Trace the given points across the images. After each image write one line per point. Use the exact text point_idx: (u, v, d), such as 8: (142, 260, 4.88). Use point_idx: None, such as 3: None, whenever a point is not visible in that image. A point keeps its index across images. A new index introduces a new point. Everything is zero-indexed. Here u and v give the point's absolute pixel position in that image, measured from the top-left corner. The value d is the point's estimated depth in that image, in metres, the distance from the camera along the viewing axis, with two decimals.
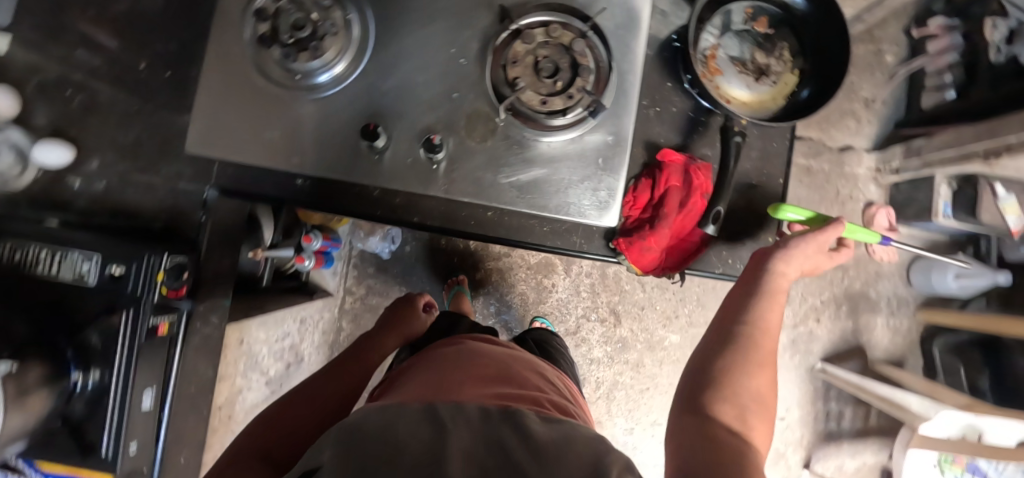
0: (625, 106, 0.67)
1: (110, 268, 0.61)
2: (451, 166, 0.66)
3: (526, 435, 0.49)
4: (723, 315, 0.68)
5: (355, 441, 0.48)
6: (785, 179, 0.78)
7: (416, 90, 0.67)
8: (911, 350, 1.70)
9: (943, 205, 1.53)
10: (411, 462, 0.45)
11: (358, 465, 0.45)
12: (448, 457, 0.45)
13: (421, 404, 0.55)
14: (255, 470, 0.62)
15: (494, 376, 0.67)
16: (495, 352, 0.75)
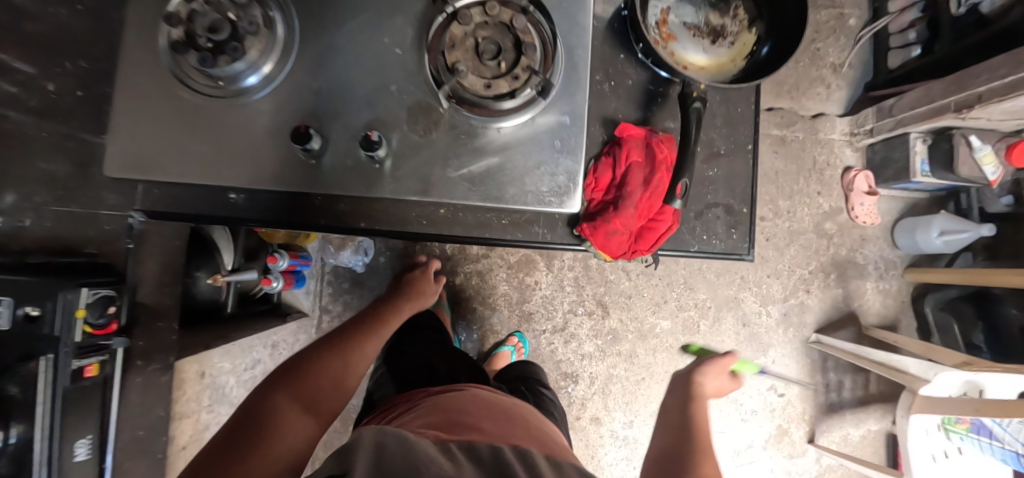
0: (576, 83, 0.63)
1: (22, 310, 0.57)
2: (395, 163, 0.61)
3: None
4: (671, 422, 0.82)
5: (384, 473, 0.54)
6: (754, 144, 0.75)
7: (350, 86, 0.62)
8: (903, 311, 1.68)
9: (920, 162, 1.51)
10: None
11: None
12: None
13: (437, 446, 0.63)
14: (304, 418, 0.72)
15: (499, 427, 0.73)
16: (493, 403, 0.82)
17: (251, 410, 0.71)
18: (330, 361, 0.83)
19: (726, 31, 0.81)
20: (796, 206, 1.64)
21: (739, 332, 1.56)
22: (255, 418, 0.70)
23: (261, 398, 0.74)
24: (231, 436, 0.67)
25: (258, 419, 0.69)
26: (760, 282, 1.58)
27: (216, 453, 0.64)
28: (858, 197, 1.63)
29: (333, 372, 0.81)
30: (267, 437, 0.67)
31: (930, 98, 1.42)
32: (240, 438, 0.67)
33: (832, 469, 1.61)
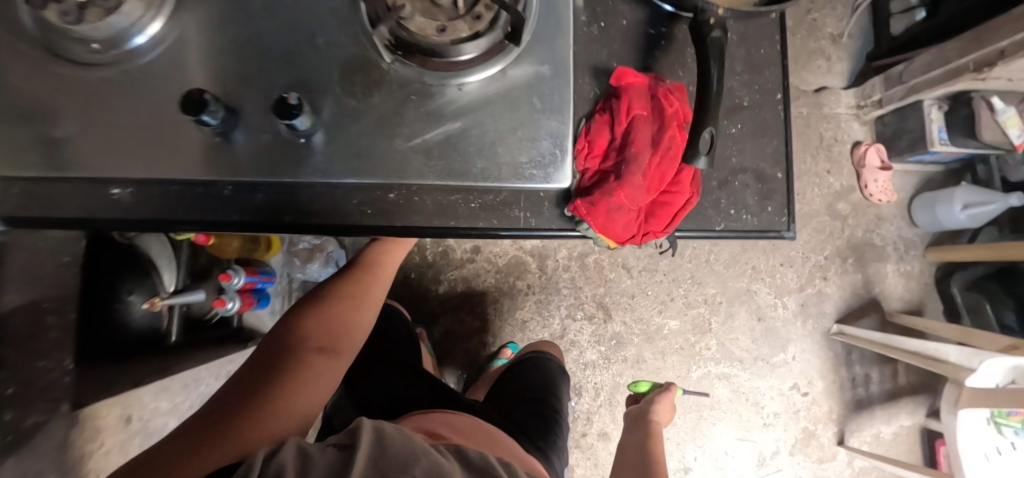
0: (557, 26, 0.49)
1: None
2: (326, 138, 0.47)
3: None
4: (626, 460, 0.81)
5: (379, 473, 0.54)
6: (782, 92, 0.62)
7: (264, 42, 0.48)
8: (927, 294, 1.55)
9: (938, 130, 1.39)
10: None
11: None
12: None
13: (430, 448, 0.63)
14: (313, 360, 0.75)
15: (489, 433, 0.76)
16: (481, 421, 0.82)
17: (268, 354, 0.76)
18: (336, 310, 0.83)
19: None
20: (805, 187, 1.51)
21: (755, 328, 1.42)
22: (269, 365, 0.73)
23: (275, 343, 0.78)
24: (248, 381, 0.71)
25: (272, 366, 0.73)
26: (773, 271, 1.44)
27: (233, 395, 0.68)
28: (871, 174, 1.51)
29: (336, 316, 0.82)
30: (281, 382, 0.70)
31: (944, 59, 1.30)
32: (247, 384, 0.71)
33: (865, 472, 1.47)
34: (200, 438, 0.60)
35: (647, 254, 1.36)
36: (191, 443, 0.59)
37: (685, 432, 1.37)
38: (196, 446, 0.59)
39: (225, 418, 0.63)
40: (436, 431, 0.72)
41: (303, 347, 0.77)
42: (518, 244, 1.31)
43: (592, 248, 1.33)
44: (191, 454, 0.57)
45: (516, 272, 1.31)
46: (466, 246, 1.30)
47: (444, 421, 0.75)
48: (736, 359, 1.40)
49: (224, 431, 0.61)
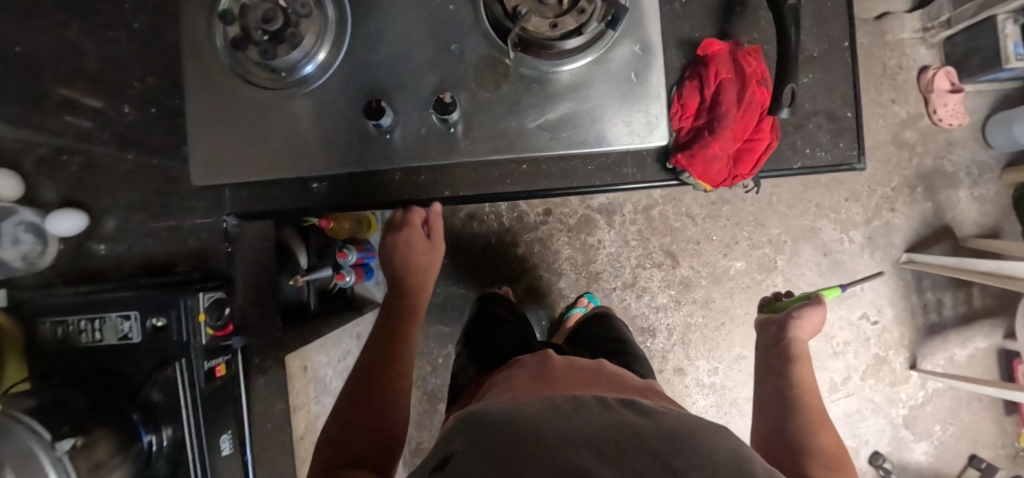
0: (653, 51, 0.58)
1: (62, 443, 0.45)
2: (468, 125, 0.59)
3: (652, 424, 0.43)
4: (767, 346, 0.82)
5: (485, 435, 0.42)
6: (816, 52, 0.60)
7: (407, 61, 0.60)
8: (1005, 216, 1.51)
9: (1012, 46, 1.32)
10: (550, 437, 0.39)
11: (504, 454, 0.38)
12: (584, 434, 0.40)
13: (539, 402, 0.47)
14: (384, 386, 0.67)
15: (584, 365, 0.64)
16: (580, 365, 0.63)
17: (359, 372, 0.69)
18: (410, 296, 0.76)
19: None
20: (868, 119, 1.50)
21: (822, 263, 1.47)
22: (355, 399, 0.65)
23: (373, 352, 0.72)
24: (342, 423, 0.63)
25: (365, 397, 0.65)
26: (837, 207, 1.48)
27: (355, 395, 0.66)
28: (939, 98, 1.47)
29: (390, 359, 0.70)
30: (405, 361, 0.72)
31: None
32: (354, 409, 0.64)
33: (940, 393, 1.51)
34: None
35: (709, 202, 1.44)
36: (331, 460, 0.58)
37: None
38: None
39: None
40: (536, 383, 0.56)
41: (397, 357, 0.71)
42: (585, 202, 1.44)
43: (656, 201, 1.44)
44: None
45: (586, 227, 1.44)
46: (539, 209, 1.44)
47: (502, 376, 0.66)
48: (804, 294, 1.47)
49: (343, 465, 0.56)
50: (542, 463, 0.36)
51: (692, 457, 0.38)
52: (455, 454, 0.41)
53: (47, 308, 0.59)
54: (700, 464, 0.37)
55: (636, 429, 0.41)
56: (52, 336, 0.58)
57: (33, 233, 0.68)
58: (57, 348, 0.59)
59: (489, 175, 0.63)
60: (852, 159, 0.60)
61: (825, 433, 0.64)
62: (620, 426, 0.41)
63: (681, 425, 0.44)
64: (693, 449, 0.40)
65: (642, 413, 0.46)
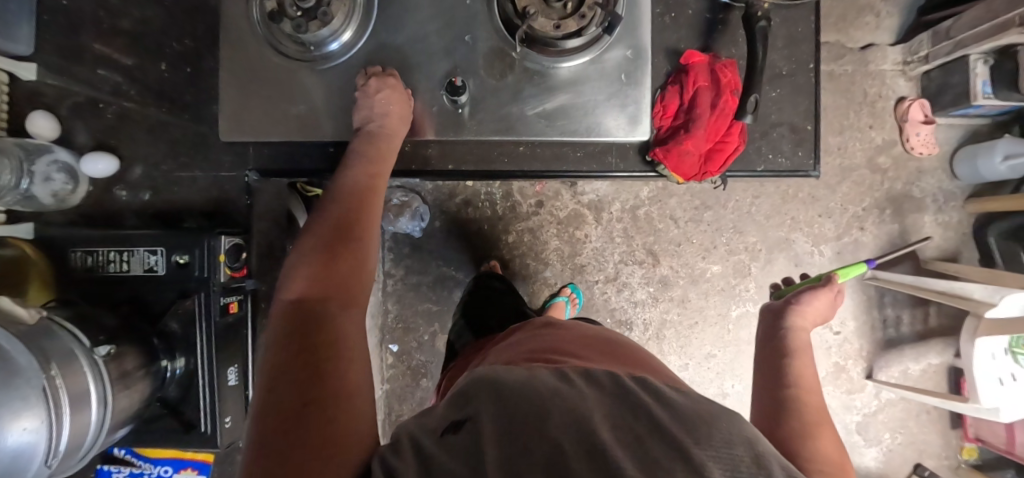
0: (643, 56, 0.66)
1: (99, 348, 0.52)
2: (475, 107, 0.66)
3: (661, 396, 0.40)
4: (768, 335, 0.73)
5: (499, 396, 0.39)
6: (786, 69, 0.68)
7: (425, 45, 0.67)
8: (964, 243, 1.62)
9: (981, 84, 1.42)
10: (565, 404, 0.36)
11: (511, 422, 0.35)
12: (593, 402, 0.38)
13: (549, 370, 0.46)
14: (332, 307, 0.49)
15: (593, 345, 0.63)
16: (580, 340, 0.63)
17: (314, 239, 0.55)
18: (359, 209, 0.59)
19: None
20: (846, 141, 1.60)
21: (792, 273, 1.57)
22: (313, 266, 0.52)
23: (304, 284, 0.51)
24: (299, 294, 0.50)
25: (325, 263, 0.53)
26: (811, 222, 1.57)
27: (293, 335, 0.46)
28: (913, 127, 1.57)
29: (332, 273, 0.52)
30: (355, 278, 0.53)
31: (992, 14, 1.31)
32: (291, 350, 0.45)
33: (892, 404, 1.61)
34: (293, 376, 0.42)
35: (692, 207, 1.53)
36: (285, 424, 0.39)
37: (725, 363, 1.56)
38: (311, 428, 0.38)
39: (281, 360, 0.44)
40: (544, 356, 0.56)
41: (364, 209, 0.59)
42: (576, 197, 1.52)
43: (643, 201, 1.52)
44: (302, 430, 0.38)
45: (575, 221, 1.52)
46: (532, 200, 1.52)
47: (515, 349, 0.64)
48: None
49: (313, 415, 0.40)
50: (560, 439, 0.32)
51: (710, 441, 0.34)
52: (469, 416, 0.38)
53: (78, 240, 0.65)
54: (717, 449, 0.33)
55: (650, 408, 0.37)
56: (81, 264, 0.64)
57: (66, 173, 0.73)
58: (85, 275, 0.64)
59: (489, 155, 0.71)
60: (807, 166, 0.69)
61: (822, 438, 0.54)
62: (637, 409, 0.37)
63: (698, 408, 0.40)
64: (709, 424, 0.37)
65: (657, 393, 0.41)
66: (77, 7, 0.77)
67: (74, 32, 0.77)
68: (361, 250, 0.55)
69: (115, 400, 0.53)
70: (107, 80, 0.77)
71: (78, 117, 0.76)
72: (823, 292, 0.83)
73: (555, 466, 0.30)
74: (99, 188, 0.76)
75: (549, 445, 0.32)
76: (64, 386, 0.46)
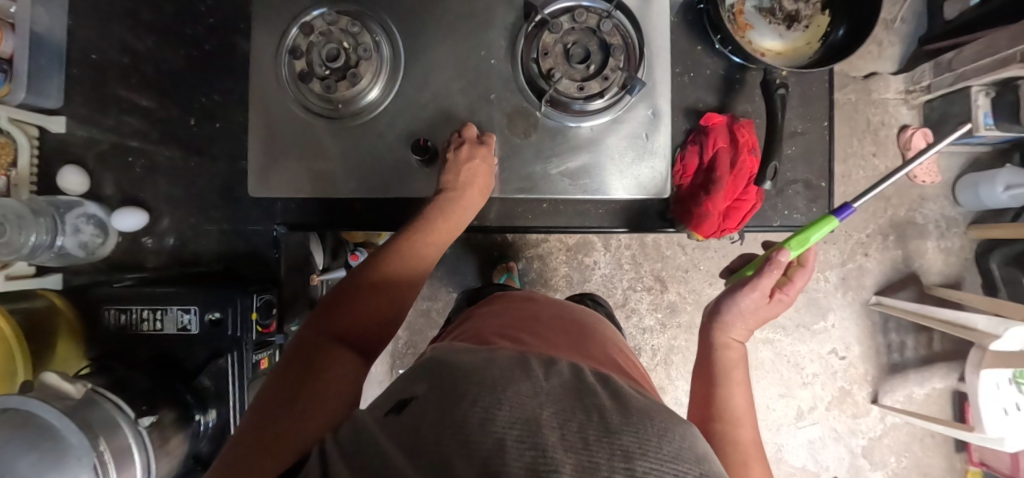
0: (663, 115, 0.68)
1: (143, 419, 0.54)
2: (500, 166, 0.68)
3: (619, 395, 0.40)
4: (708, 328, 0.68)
5: (454, 379, 0.38)
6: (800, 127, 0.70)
7: (450, 103, 0.69)
8: (966, 268, 1.64)
9: (983, 116, 1.45)
10: (514, 389, 0.35)
11: (453, 402, 0.34)
12: (545, 389, 0.37)
13: (512, 353, 0.46)
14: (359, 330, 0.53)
15: (558, 330, 0.63)
16: (538, 325, 0.63)
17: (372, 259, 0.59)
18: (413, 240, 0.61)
19: (799, 15, 0.68)
20: (850, 169, 1.62)
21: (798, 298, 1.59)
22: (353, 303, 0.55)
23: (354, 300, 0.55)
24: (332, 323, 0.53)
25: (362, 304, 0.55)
26: None
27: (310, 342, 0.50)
28: (916, 156, 1.60)
29: (373, 298, 0.55)
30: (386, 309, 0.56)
31: (993, 49, 1.34)
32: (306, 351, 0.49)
33: (897, 428, 1.63)
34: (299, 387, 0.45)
35: None
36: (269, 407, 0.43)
37: None
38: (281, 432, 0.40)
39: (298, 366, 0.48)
40: (510, 336, 0.58)
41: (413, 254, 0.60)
42: None
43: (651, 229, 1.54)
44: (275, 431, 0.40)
45: (584, 248, 1.54)
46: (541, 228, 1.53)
47: (484, 323, 0.65)
48: (779, 326, 1.59)
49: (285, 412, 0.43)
50: (494, 420, 0.31)
51: (658, 449, 0.31)
52: (415, 399, 0.37)
53: (112, 297, 0.68)
54: (662, 457, 0.30)
55: (602, 403, 0.36)
56: (115, 321, 0.67)
57: (96, 225, 0.75)
58: (119, 332, 0.68)
59: (513, 211, 0.73)
60: (822, 222, 0.71)
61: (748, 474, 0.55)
62: (587, 404, 0.35)
63: (652, 407, 0.39)
64: (652, 420, 0.35)
65: (617, 392, 0.41)
66: (108, 61, 0.79)
67: (104, 85, 0.79)
68: (392, 296, 0.57)
69: (156, 466, 0.55)
70: (136, 132, 0.79)
71: (106, 169, 0.78)
72: (753, 290, 0.64)
73: (474, 446, 0.28)
74: (128, 238, 0.78)
75: (481, 422, 0.30)
76: (113, 462, 0.49)
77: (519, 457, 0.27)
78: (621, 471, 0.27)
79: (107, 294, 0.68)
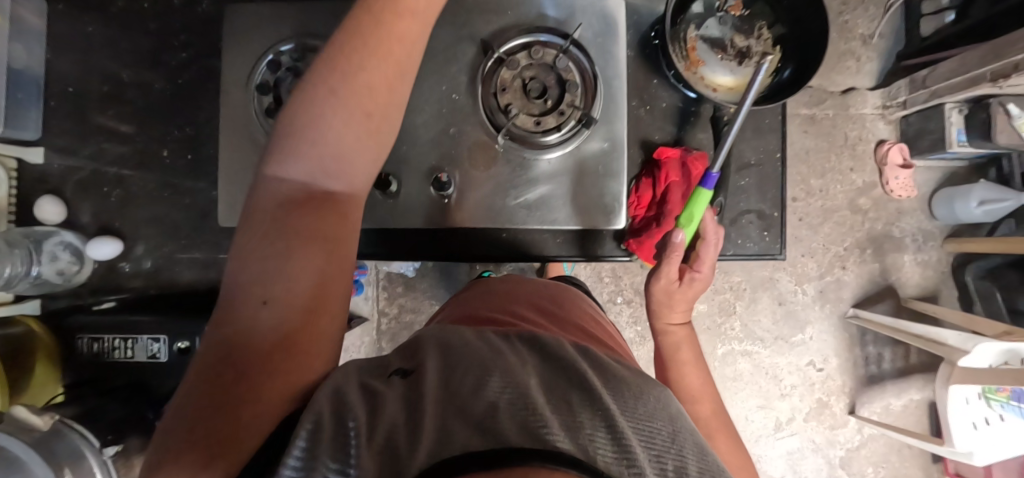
0: (619, 148, 0.70)
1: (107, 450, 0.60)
2: (460, 198, 0.70)
3: (604, 370, 0.46)
4: (657, 317, 0.72)
5: (454, 354, 0.44)
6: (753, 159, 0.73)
7: (414, 135, 0.71)
8: (943, 282, 1.66)
9: (956, 133, 1.48)
10: (507, 363, 0.41)
11: (456, 375, 0.40)
12: (534, 368, 0.43)
13: (501, 334, 0.51)
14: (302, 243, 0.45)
15: (533, 302, 0.69)
16: (522, 304, 0.67)
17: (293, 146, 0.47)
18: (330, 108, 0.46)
19: (751, 52, 0.70)
20: (828, 184, 1.64)
21: (776, 311, 1.61)
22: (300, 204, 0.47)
23: (287, 206, 0.47)
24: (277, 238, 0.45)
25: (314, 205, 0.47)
26: (795, 262, 1.62)
27: (250, 269, 0.44)
28: (891, 171, 1.61)
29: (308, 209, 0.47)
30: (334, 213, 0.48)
31: (965, 67, 1.37)
32: (245, 282, 0.44)
33: (874, 439, 1.65)
34: (263, 327, 0.42)
35: None
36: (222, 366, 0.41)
37: None
38: (246, 401, 0.39)
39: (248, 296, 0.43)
40: (500, 319, 0.61)
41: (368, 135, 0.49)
42: None
43: None
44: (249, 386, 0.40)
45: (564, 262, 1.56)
46: None
47: (473, 306, 0.68)
48: (758, 338, 1.61)
49: (236, 373, 0.40)
50: (494, 389, 0.36)
51: (633, 412, 0.38)
52: (418, 370, 0.43)
53: (87, 326, 0.72)
54: (636, 417, 0.37)
55: (586, 375, 0.42)
56: (90, 350, 0.71)
57: (72, 252, 0.78)
58: (93, 359, 0.72)
59: (471, 244, 0.76)
60: (774, 250, 0.73)
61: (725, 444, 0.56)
62: (573, 379, 0.41)
63: (633, 380, 0.45)
64: (636, 395, 0.41)
65: (599, 364, 0.47)
66: (86, 93, 0.81)
67: (82, 117, 0.81)
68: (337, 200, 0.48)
69: None
70: (111, 163, 0.81)
71: (83, 198, 0.80)
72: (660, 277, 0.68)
73: (479, 405, 0.34)
74: (103, 266, 0.81)
75: (478, 392, 0.36)
76: None
77: (513, 409, 0.33)
78: (601, 427, 0.33)
79: (85, 324, 0.72)
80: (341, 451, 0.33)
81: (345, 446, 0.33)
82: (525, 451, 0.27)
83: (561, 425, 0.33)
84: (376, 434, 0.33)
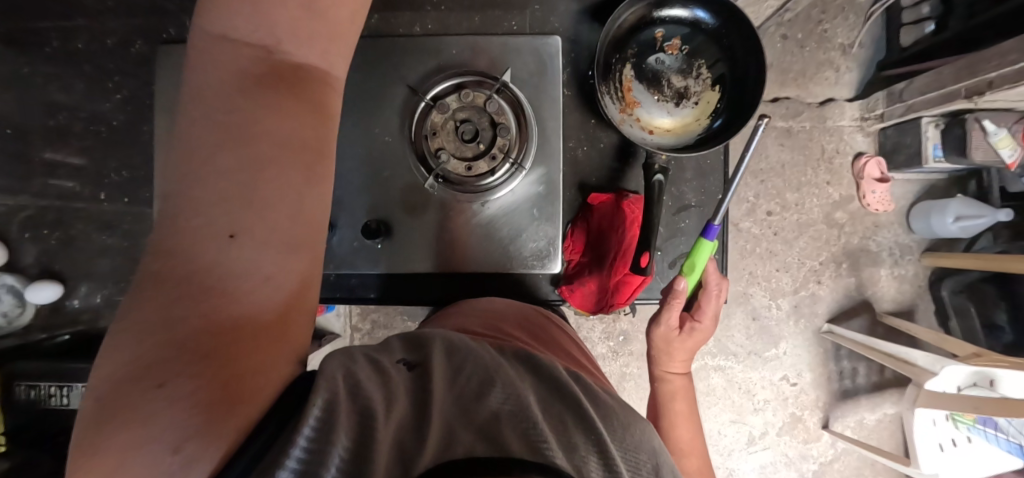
0: (554, 192, 0.69)
1: None
2: (394, 244, 0.70)
3: (592, 395, 0.44)
4: (656, 364, 0.80)
5: (460, 355, 0.42)
6: None
7: (348, 178, 0.70)
8: (920, 296, 1.55)
9: (932, 147, 1.37)
10: (506, 377, 0.40)
11: (462, 386, 0.37)
12: (530, 386, 0.41)
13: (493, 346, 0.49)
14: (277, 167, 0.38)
15: (517, 319, 0.63)
16: (507, 321, 0.62)
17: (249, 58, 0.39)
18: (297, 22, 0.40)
19: (688, 92, 0.71)
20: (803, 197, 1.54)
21: (750, 327, 1.58)
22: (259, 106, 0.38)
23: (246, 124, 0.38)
24: (246, 143, 0.37)
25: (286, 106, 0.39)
26: (769, 276, 1.56)
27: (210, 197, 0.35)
28: (869, 185, 1.50)
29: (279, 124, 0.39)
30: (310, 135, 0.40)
31: (940, 82, 1.25)
32: (202, 212, 0.35)
33: (848, 453, 1.63)
34: (247, 257, 0.35)
35: None
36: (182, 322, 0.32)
37: None
38: (237, 364, 0.32)
39: (206, 224, 0.35)
40: (490, 333, 0.56)
41: (337, 28, 0.43)
42: None
43: None
44: (246, 320, 0.34)
45: None
46: None
47: (458, 320, 0.62)
48: (732, 353, 1.59)
49: (216, 329, 0.32)
50: (498, 408, 0.35)
51: (621, 441, 0.38)
52: (429, 365, 0.40)
53: (25, 373, 0.76)
54: (625, 449, 0.38)
55: (579, 399, 0.41)
56: (26, 396, 0.75)
57: (13, 294, 0.79)
58: (29, 405, 0.75)
59: (408, 286, 0.75)
60: None
61: None
62: (569, 401, 0.40)
63: (618, 407, 0.45)
64: (624, 429, 0.41)
65: (586, 386, 0.46)
66: None
67: None
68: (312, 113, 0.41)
69: None
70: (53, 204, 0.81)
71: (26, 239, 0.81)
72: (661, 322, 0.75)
73: (483, 425, 0.33)
74: (48, 305, 0.82)
75: (480, 400, 0.36)
76: None
77: (515, 426, 0.33)
78: (594, 455, 0.34)
79: (23, 369, 0.76)
80: (360, 433, 0.30)
81: (365, 428, 0.30)
82: (526, 462, 0.29)
83: (558, 445, 0.33)
84: (392, 419, 0.32)
